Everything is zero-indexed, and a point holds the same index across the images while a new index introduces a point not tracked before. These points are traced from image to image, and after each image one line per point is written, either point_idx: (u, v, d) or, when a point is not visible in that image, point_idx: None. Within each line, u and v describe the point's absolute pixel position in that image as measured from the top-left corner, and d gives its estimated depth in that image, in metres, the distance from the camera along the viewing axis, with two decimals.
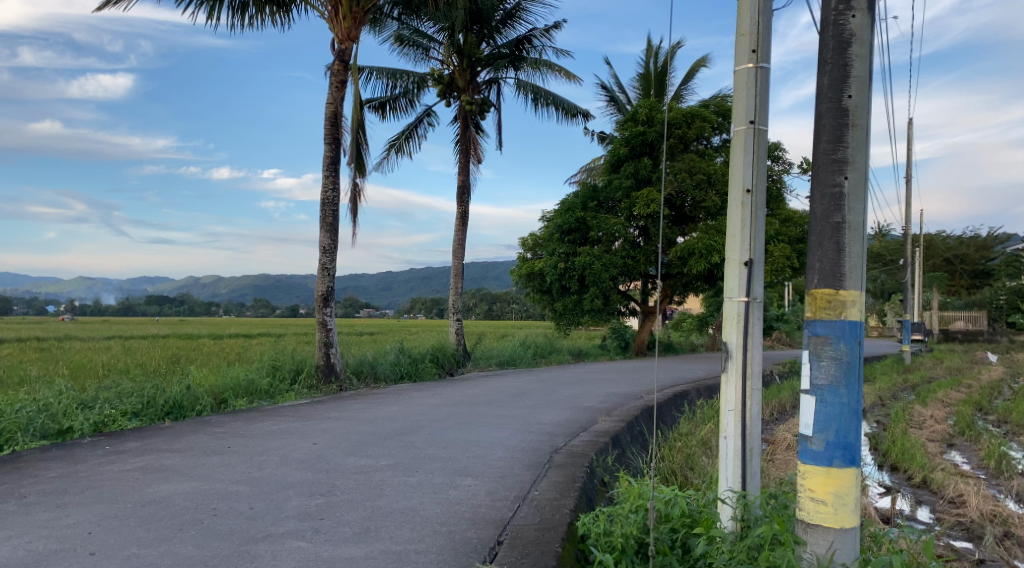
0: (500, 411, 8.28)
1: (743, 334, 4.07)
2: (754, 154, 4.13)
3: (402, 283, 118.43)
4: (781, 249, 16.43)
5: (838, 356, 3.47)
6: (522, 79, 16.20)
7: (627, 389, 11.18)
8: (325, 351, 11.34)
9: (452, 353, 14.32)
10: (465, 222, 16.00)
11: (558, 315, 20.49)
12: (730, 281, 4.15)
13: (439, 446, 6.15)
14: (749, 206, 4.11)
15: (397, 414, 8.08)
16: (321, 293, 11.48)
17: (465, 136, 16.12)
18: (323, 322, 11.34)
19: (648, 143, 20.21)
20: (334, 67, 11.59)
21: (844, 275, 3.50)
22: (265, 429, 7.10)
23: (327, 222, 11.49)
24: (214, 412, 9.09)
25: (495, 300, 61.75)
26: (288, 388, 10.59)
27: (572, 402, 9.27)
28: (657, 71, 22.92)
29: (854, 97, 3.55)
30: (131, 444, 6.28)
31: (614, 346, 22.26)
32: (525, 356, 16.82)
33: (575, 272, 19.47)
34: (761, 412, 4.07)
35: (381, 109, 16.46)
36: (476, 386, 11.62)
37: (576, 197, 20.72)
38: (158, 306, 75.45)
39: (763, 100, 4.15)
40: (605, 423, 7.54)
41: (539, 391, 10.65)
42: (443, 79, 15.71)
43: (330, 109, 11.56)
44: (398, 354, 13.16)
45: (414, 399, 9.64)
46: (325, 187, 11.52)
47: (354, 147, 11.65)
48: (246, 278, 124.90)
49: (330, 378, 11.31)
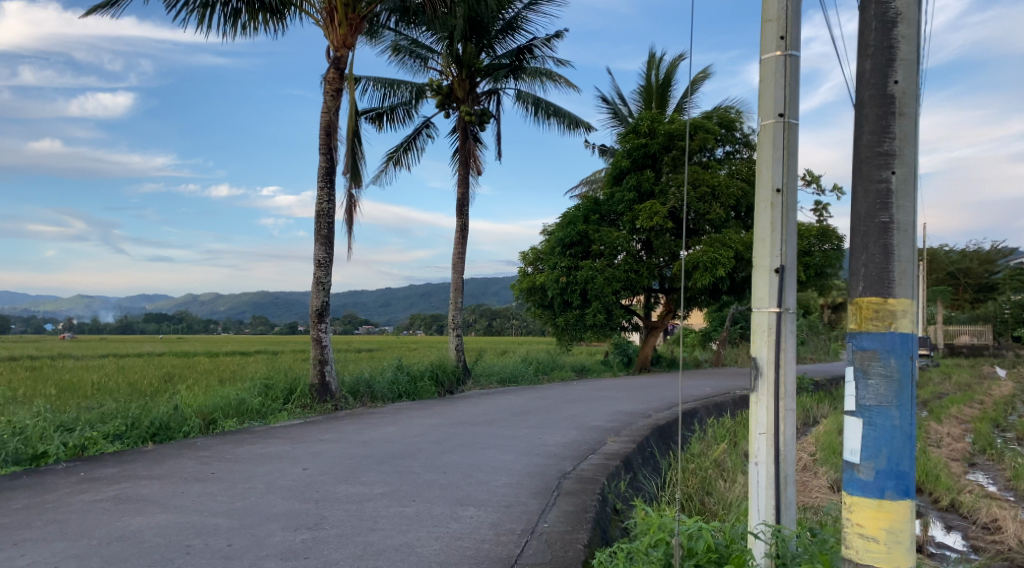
0: (503, 431, 7.88)
1: (775, 350, 3.68)
2: (784, 150, 3.75)
3: (402, 299, 117.98)
4: None
5: (888, 373, 3.07)
6: (522, 90, 15.89)
7: (635, 407, 10.78)
8: (320, 368, 10.91)
9: (453, 370, 13.90)
10: (464, 235, 15.63)
11: (560, 330, 20.09)
12: (759, 290, 3.76)
13: (439, 472, 5.74)
14: (779, 206, 3.73)
15: (395, 435, 7.66)
16: (315, 309, 11.07)
17: (464, 147, 15.79)
18: (318, 339, 10.96)
19: (651, 155, 19.95)
20: (330, 76, 11.26)
21: (894, 281, 3.11)
22: (253, 452, 6.68)
23: (322, 235, 11.11)
24: (203, 433, 8.67)
25: (495, 315, 61.33)
26: (281, 408, 10.16)
27: (578, 421, 8.87)
28: (659, 83, 22.66)
29: (900, 83, 3.17)
30: (108, 470, 5.86)
31: (617, 362, 21.81)
32: (527, 372, 16.40)
33: (578, 286, 19.09)
34: (795, 435, 3.67)
35: (379, 120, 16.15)
36: (478, 404, 11.21)
37: (577, 210, 20.35)
38: (157, 324, 75.08)
39: (793, 91, 3.78)
40: (614, 444, 7.13)
41: (543, 410, 10.23)
42: (441, 89, 15.38)
43: (325, 119, 11.20)
44: (396, 371, 12.74)
45: (413, 419, 9.22)
46: (319, 199, 11.16)
47: (350, 158, 11.29)
48: (246, 296, 124.60)
49: (325, 397, 10.89)
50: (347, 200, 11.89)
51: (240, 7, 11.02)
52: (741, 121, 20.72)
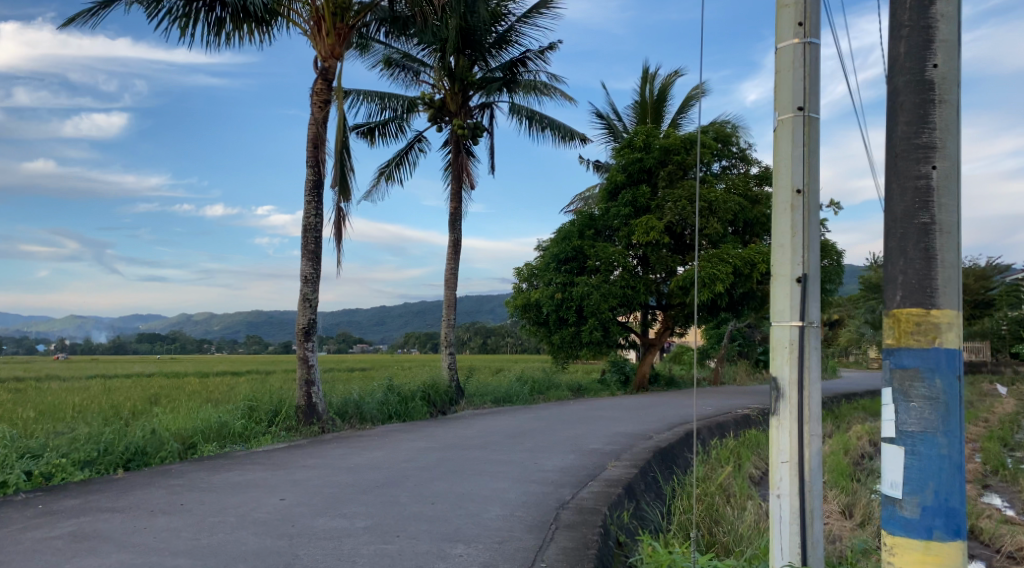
0: (497, 455, 7.46)
1: (798, 369, 3.31)
2: (804, 148, 3.40)
3: (396, 318, 117.49)
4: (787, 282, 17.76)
5: (932, 396, 2.69)
6: (515, 103, 15.61)
7: (635, 428, 10.38)
8: (307, 390, 10.48)
9: (445, 390, 13.47)
10: (457, 251, 15.26)
11: (555, 348, 19.69)
12: (779, 301, 3.39)
13: (428, 502, 5.33)
14: (801, 209, 3.37)
15: (382, 460, 7.23)
16: (302, 327, 10.65)
17: (457, 161, 15.45)
18: (304, 358, 10.56)
19: (646, 170, 19.71)
20: (317, 87, 10.91)
21: (936, 290, 2.73)
22: (229, 481, 6.25)
23: (309, 250, 10.72)
24: (181, 459, 8.23)
25: (490, 333, 60.86)
26: (264, 431, 9.72)
27: (576, 443, 8.45)
28: (654, 98, 22.41)
29: (940, 67, 2.82)
30: (70, 502, 5.43)
31: (614, 380, 21.38)
32: (523, 391, 15.96)
33: (573, 303, 18.70)
34: (822, 464, 3.29)
35: (370, 135, 15.83)
36: (471, 426, 10.78)
37: (572, 226, 20.08)
38: (149, 344, 74.40)
39: (814, 82, 3.44)
40: (615, 470, 6.74)
41: (539, 431, 9.81)
42: (433, 103, 15.07)
43: (312, 131, 10.84)
44: (387, 392, 12.30)
45: (402, 442, 8.80)
46: (306, 213, 10.78)
47: (338, 170, 10.92)
48: (239, 315, 123.92)
49: (311, 420, 10.44)
50: (335, 215, 11.52)
51: (224, 16, 10.67)
52: (737, 135, 20.47)
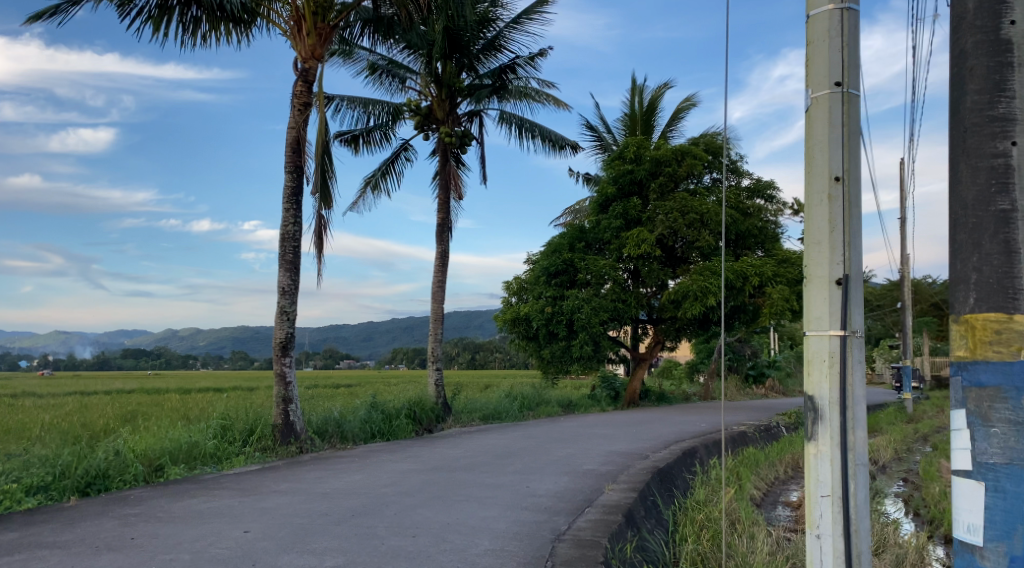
0: (485, 478, 6.93)
1: (840, 387, 2.82)
2: (843, 128, 2.93)
3: (383, 333, 116.66)
4: (780, 293, 17.63)
5: (1019, 420, 2.46)
6: (505, 111, 15.18)
7: (630, 447, 9.89)
8: (284, 408, 9.93)
9: (431, 406, 12.91)
10: (444, 263, 14.75)
11: (545, 363, 19.14)
12: (814, 307, 2.90)
13: (408, 536, 4.79)
14: (841, 200, 2.89)
15: (361, 484, 6.69)
16: (279, 341, 10.09)
17: (444, 170, 14.97)
18: (281, 374, 10.01)
19: (637, 182, 19.37)
20: (297, 89, 10.43)
21: (1017, 291, 2.49)
22: (191, 509, 5.69)
23: (288, 260, 10.18)
24: (147, 482, 7.65)
25: (478, 348, 60.25)
26: (238, 451, 9.14)
27: (569, 464, 7.94)
28: (643, 110, 22.06)
29: (1016, 24, 2.58)
30: (9, 535, 4.86)
31: (604, 396, 20.83)
32: (512, 408, 15.40)
33: (563, 317, 18.18)
34: (869, 497, 2.80)
35: (354, 143, 15.35)
36: (458, 445, 10.24)
37: (562, 238, 19.64)
38: (134, 360, 73.32)
39: (852, 54, 2.97)
40: (613, 494, 6.24)
41: (529, 451, 9.28)
42: (420, 110, 14.60)
43: (291, 134, 10.34)
44: (369, 409, 11.73)
45: (384, 463, 8.25)
46: (284, 221, 10.25)
47: (319, 176, 10.41)
48: (224, 331, 122.63)
49: (289, 439, 9.87)
50: (316, 222, 11.00)
51: (200, 14, 10.17)
52: (729, 146, 20.11)
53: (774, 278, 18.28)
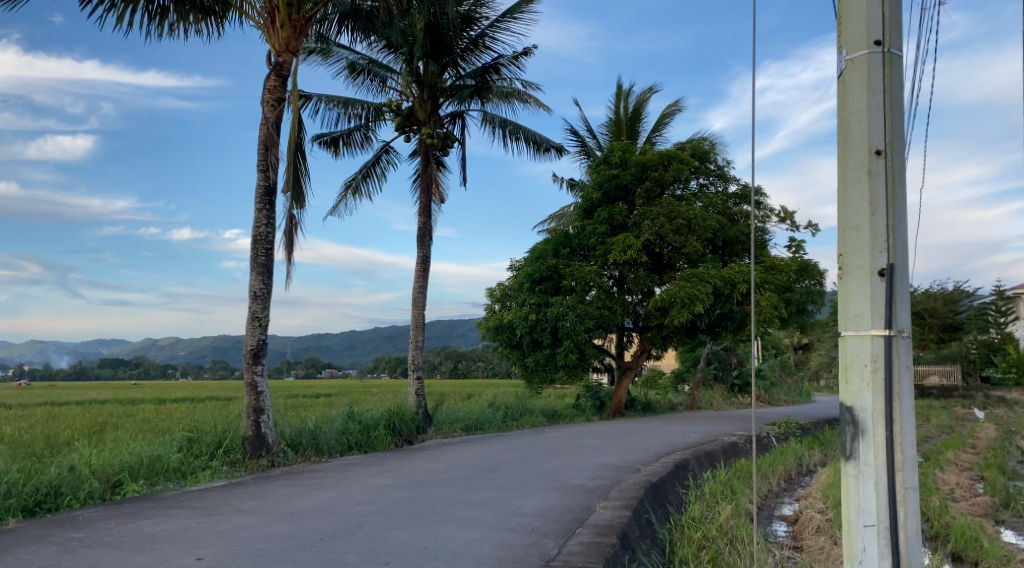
0: (467, 495, 6.45)
1: (885, 398, 2.42)
2: (885, 95, 2.51)
3: (365, 342, 115.80)
4: (769, 300, 17.31)
5: None
6: (489, 112, 14.78)
7: (619, 459, 9.45)
8: (255, 419, 9.42)
9: (411, 417, 12.41)
10: (426, 268, 14.27)
11: (529, 372, 18.64)
12: (852, 302, 2.48)
13: (380, 564, 4.31)
14: (883, 176, 2.48)
15: (332, 503, 6.20)
16: (250, 349, 9.56)
17: (426, 172, 14.46)
18: (252, 383, 9.48)
19: (623, 187, 19.04)
20: (270, 83, 9.95)
21: None
22: (142, 532, 5.17)
23: (259, 263, 9.67)
24: (103, 500, 7.12)
25: (461, 357, 59.85)
26: (205, 465, 8.60)
27: (557, 479, 7.50)
28: (628, 115, 21.74)
29: None
30: None
31: (589, 406, 20.33)
32: (495, 418, 14.91)
33: (548, 324, 17.70)
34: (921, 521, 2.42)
35: (334, 145, 14.88)
36: (439, 458, 9.75)
37: (546, 244, 19.21)
38: (111, 370, 72.02)
39: (894, 9, 2.56)
40: (605, 512, 5.82)
41: (514, 465, 8.83)
42: (401, 110, 14.12)
43: (264, 132, 9.88)
44: (346, 420, 11.20)
45: (360, 478, 7.76)
46: (256, 222, 9.75)
47: (291, 175, 9.94)
48: (204, 340, 121.21)
49: (259, 452, 9.34)
50: (287, 223, 10.50)
51: (167, 4, 9.67)
52: (715, 152, 19.83)
53: (762, 286, 17.93)
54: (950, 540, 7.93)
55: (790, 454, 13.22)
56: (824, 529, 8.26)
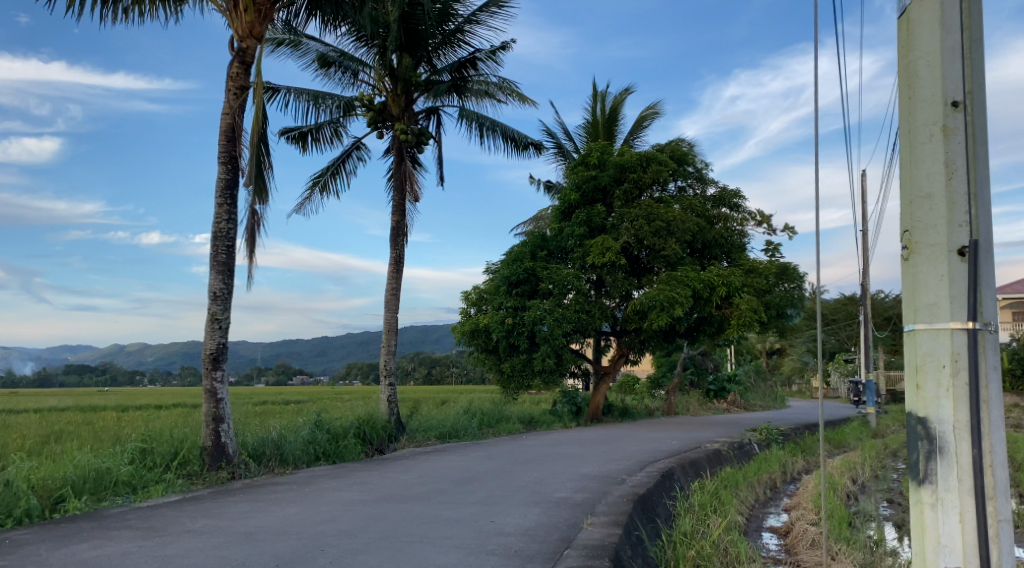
0: (443, 511, 5.95)
1: (969, 407, 2.26)
2: (962, 34, 2.31)
3: (337, 348, 114.41)
4: (749, 303, 16.94)
5: None
6: (465, 109, 14.29)
7: (602, 469, 8.97)
8: (214, 428, 8.79)
9: (383, 424, 11.84)
10: (399, 268, 13.72)
11: (505, 378, 18.08)
12: (927, 284, 2.31)
13: None
14: (961, 131, 2.29)
15: (294, 521, 5.64)
16: (209, 353, 8.93)
17: (399, 170, 13.92)
18: (211, 391, 8.86)
19: (601, 188, 18.63)
20: (232, 70, 9.39)
21: None
22: (76, 558, 4.59)
23: (220, 261, 9.06)
24: (42, 518, 6.47)
25: (435, 363, 59.15)
26: (159, 478, 7.95)
27: (538, 492, 7.01)
28: (605, 117, 21.35)
29: None
30: None
31: (566, 411, 19.82)
32: (471, 425, 14.36)
33: (525, 328, 17.16)
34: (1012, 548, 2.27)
35: (302, 140, 14.31)
36: (411, 469, 9.19)
37: (522, 246, 18.70)
38: (76, 376, 70.12)
39: None
40: (594, 531, 5.36)
41: (492, 476, 8.29)
42: (373, 105, 13.58)
43: (227, 121, 9.29)
44: (314, 429, 10.58)
45: (326, 492, 7.18)
46: (216, 218, 9.15)
47: (255, 167, 9.36)
48: (172, 345, 118.85)
49: (219, 464, 8.72)
50: (249, 219, 9.90)
51: None
52: (694, 154, 19.50)
53: (743, 289, 17.56)
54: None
55: (775, 462, 12.85)
56: (818, 543, 7.84)
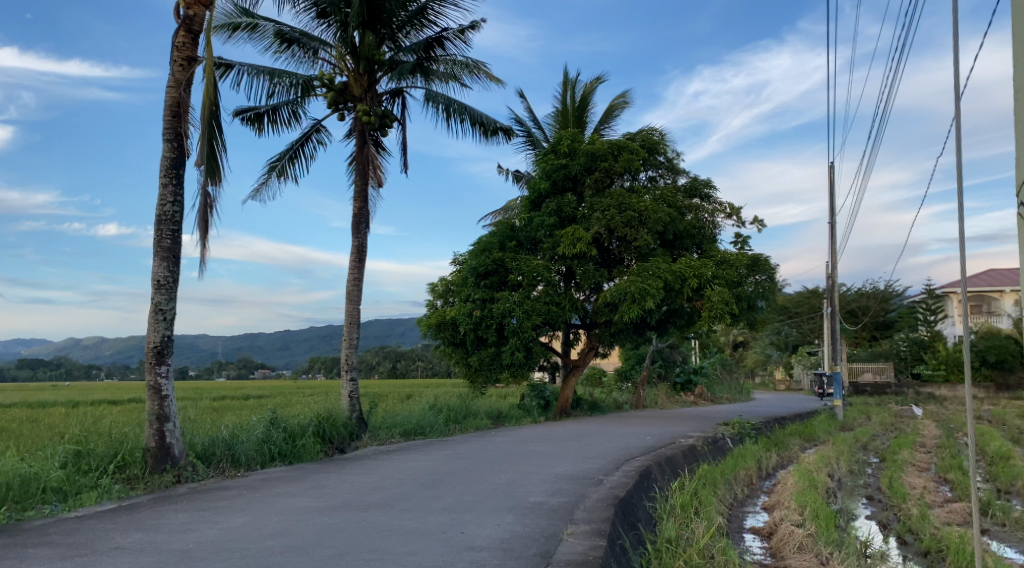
0: (406, 521, 5.38)
1: None
2: None
3: (300, 342, 112.81)
4: (721, 295, 16.53)
5: None
6: (432, 91, 13.66)
7: (577, 469, 8.46)
8: (158, 427, 8.08)
9: (344, 422, 11.18)
10: (362, 257, 13.05)
11: (472, 371, 17.52)
12: None
13: None
14: None
15: (239, 534, 5.03)
16: (152, 346, 8.21)
17: (362, 154, 13.22)
18: (154, 387, 8.14)
19: (572, 177, 18.12)
20: (178, 39, 8.65)
21: None
22: None
23: (164, 245, 8.35)
24: None
25: (400, 357, 58.16)
26: (95, 483, 7.25)
27: (511, 496, 6.47)
28: (575, 105, 20.82)
29: None
30: None
31: (534, 406, 19.27)
32: (437, 422, 13.75)
33: (494, 321, 16.61)
34: None
35: (258, 121, 13.58)
36: (373, 470, 8.58)
37: (491, 237, 18.09)
38: (28, 370, 67.94)
39: None
40: (575, 543, 4.84)
41: (459, 477, 7.73)
42: (333, 84, 12.90)
43: (171, 95, 8.56)
44: (268, 427, 9.89)
45: (278, 498, 6.54)
46: (159, 199, 8.42)
47: (203, 145, 8.64)
48: (129, 339, 116.04)
49: (163, 466, 8.03)
50: (200, 201, 9.19)
51: None
52: (665, 143, 19.03)
53: (714, 281, 17.12)
54: (946, 557, 7.16)
55: (750, 457, 12.47)
56: (806, 547, 7.39)
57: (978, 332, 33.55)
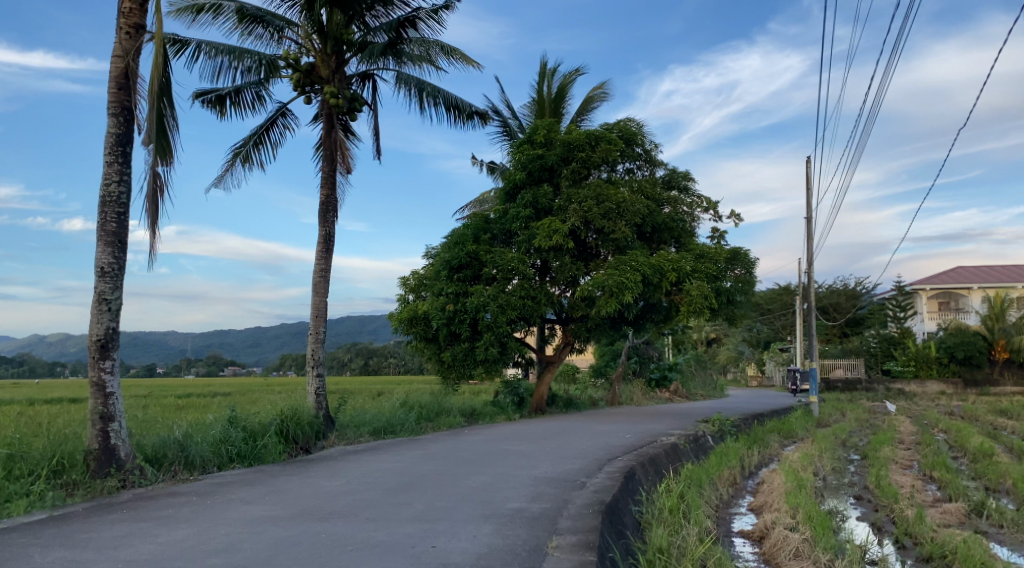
0: (371, 533, 4.79)
1: None
2: None
3: (270, 338, 111.31)
4: (700, 289, 16.05)
5: None
6: (403, 74, 13.03)
7: (556, 471, 7.89)
8: (102, 428, 7.39)
9: (310, 420, 10.51)
10: (329, 246, 12.39)
11: (445, 367, 16.91)
12: None
13: None
14: None
15: (179, 551, 4.41)
16: (96, 339, 7.50)
17: (330, 138, 12.56)
18: (96, 383, 7.44)
19: (548, 167, 17.55)
20: (125, 5, 7.96)
21: None
22: None
23: (109, 230, 7.66)
24: None
25: (372, 353, 57.45)
26: (27, 490, 6.56)
27: (488, 502, 5.89)
28: (552, 96, 20.28)
29: None
30: None
31: (508, 403, 18.71)
32: (407, 420, 13.10)
33: (467, 315, 16.00)
34: None
35: (220, 104, 12.85)
36: (337, 473, 7.95)
37: (465, 229, 17.46)
38: None
39: None
40: (560, 559, 4.29)
41: (432, 481, 7.14)
42: (299, 65, 12.23)
43: (118, 65, 7.84)
44: (226, 427, 9.23)
45: (231, 506, 5.91)
46: (104, 180, 7.72)
47: (154, 122, 7.95)
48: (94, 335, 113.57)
49: (107, 470, 7.35)
50: (150, 183, 8.49)
51: None
52: (643, 135, 18.54)
53: (692, 275, 16.66)
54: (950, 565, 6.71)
55: (732, 455, 12.01)
56: (803, 553, 6.92)
57: (947, 329, 33.63)
